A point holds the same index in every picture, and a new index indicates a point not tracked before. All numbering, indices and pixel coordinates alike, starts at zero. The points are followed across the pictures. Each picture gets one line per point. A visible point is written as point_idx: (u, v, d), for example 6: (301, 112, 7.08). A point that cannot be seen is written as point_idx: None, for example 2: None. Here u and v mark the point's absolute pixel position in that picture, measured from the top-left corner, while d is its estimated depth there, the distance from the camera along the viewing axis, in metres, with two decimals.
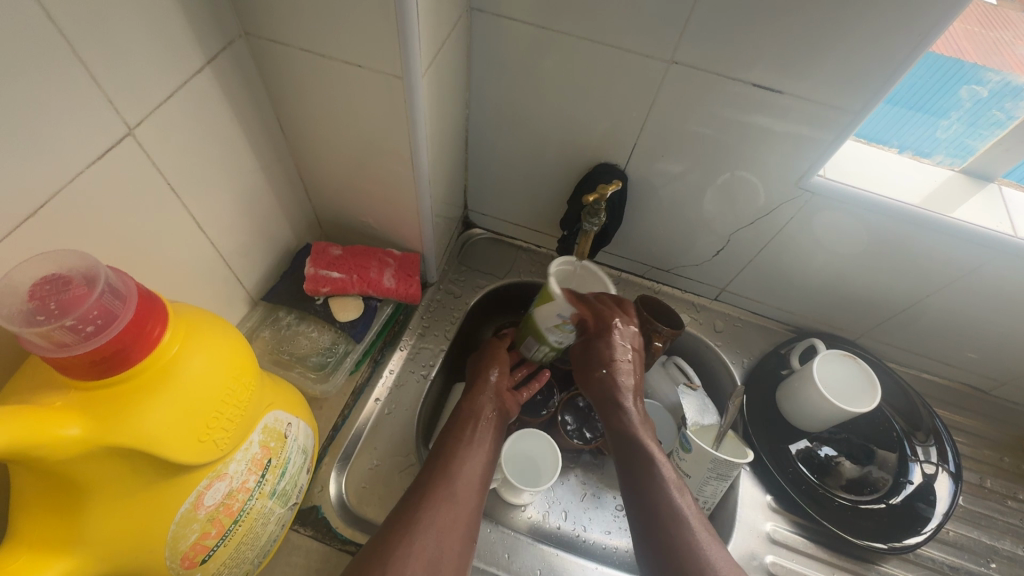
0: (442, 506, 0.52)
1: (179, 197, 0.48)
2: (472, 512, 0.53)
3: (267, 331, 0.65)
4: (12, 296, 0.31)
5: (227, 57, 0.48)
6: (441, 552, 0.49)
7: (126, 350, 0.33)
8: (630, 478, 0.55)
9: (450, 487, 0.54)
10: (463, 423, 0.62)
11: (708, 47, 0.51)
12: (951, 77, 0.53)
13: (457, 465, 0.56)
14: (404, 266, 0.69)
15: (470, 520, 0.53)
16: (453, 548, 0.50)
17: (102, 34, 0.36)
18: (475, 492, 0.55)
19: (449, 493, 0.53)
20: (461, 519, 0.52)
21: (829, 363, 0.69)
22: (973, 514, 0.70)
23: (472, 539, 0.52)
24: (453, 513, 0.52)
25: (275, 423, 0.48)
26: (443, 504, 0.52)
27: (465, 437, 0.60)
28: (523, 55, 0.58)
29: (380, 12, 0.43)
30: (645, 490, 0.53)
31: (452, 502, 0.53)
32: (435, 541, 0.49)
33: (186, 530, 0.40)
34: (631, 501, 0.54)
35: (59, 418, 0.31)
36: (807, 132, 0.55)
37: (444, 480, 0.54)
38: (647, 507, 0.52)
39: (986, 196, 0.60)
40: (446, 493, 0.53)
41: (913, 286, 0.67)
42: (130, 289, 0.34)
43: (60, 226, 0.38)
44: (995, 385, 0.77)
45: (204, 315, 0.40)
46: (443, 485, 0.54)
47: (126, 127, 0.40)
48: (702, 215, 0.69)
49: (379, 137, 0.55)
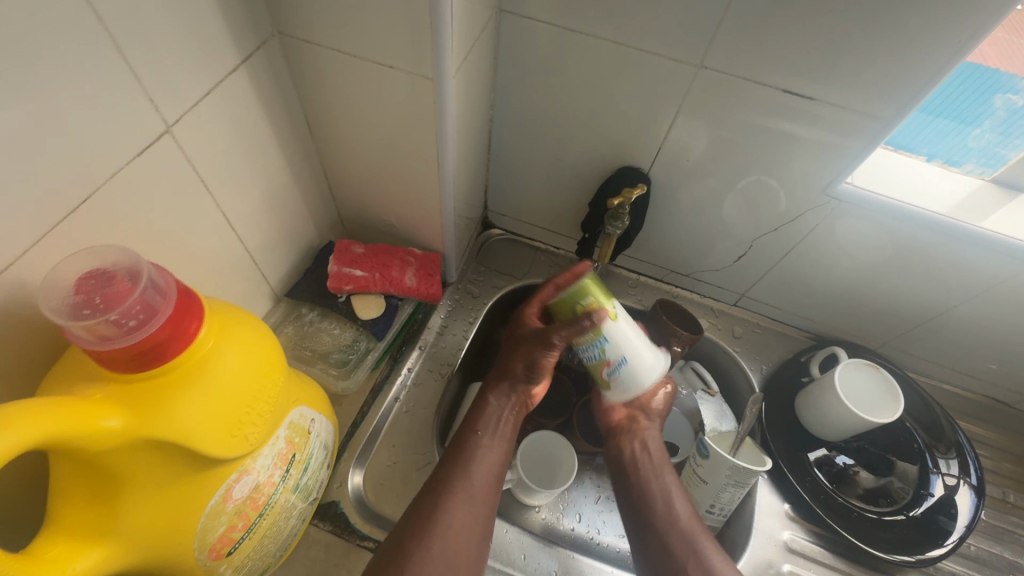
0: (459, 504, 0.52)
1: (210, 192, 0.48)
2: (488, 506, 0.54)
3: (290, 327, 0.66)
4: (58, 289, 0.32)
5: (261, 56, 0.49)
6: (455, 551, 0.49)
7: (164, 345, 0.34)
8: (628, 494, 0.59)
9: (467, 481, 0.54)
10: (475, 417, 0.61)
11: (737, 51, 0.51)
12: (985, 84, 0.52)
13: (474, 458, 0.56)
14: (425, 265, 0.69)
15: (487, 512, 0.53)
16: (470, 544, 0.50)
17: (143, 33, 0.37)
18: (493, 487, 0.55)
19: (466, 491, 0.53)
20: (477, 516, 0.52)
21: (851, 372, 0.68)
22: (994, 529, 0.69)
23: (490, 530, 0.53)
24: (469, 509, 0.52)
25: (300, 419, 0.48)
26: (460, 501, 0.52)
27: (483, 431, 0.59)
28: (548, 58, 0.58)
29: (414, 14, 0.43)
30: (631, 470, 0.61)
31: (469, 500, 0.53)
32: (453, 540, 0.50)
33: (215, 522, 0.41)
34: (627, 516, 0.58)
35: (100, 409, 0.32)
36: (834, 138, 0.54)
37: (461, 477, 0.54)
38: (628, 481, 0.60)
39: (1015, 205, 0.58)
40: (463, 490, 0.53)
41: (938, 296, 0.66)
42: (170, 285, 0.35)
43: (99, 221, 0.39)
44: (1019, 398, 0.76)
45: (236, 310, 0.41)
46: (461, 479, 0.54)
47: (164, 125, 0.41)
48: (723, 219, 0.69)
49: (405, 137, 0.55)
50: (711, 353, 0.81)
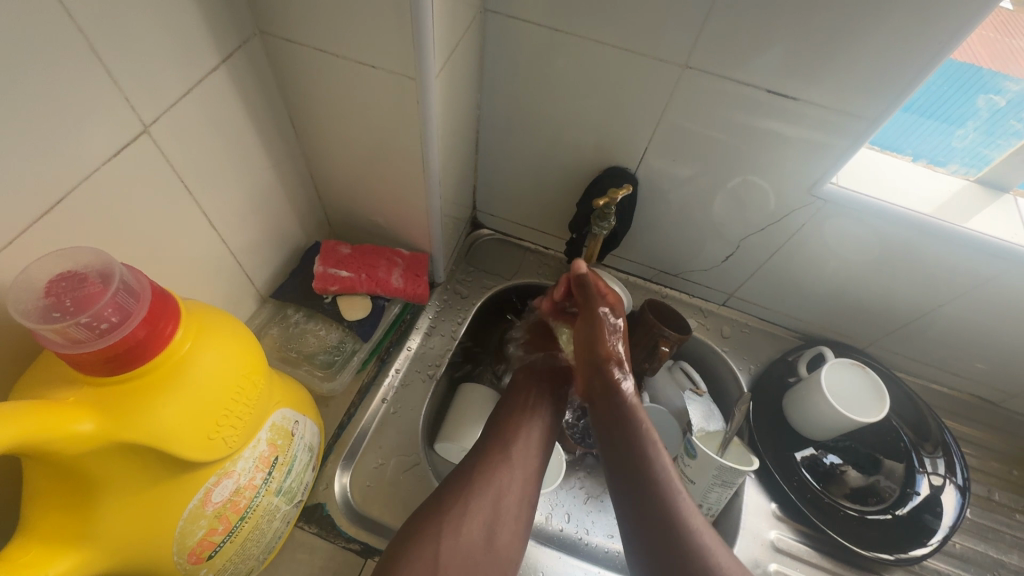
0: (501, 468, 0.56)
1: (192, 193, 0.48)
2: (531, 473, 0.57)
3: (275, 328, 0.65)
4: (28, 292, 0.32)
5: (243, 54, 0.48)
6: (498, 513, 0.54)
7: (138, 347, 0.33)
8: (625, 488, 0.56)
9: (507, 451, 0.58)
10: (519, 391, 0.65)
11: (721, 50, 0.51)
12: (969, 83, 0.53)
13: (516, 429, 0.60)
14: (412, 265, 0.69)
15: (527, 483, 0.57)
16: (512, 507, 0.55)
17: (119, 32, 0.37)
18: (537, 455, 0.59)
19: (505, 457, 0.57)
20: (520, 479, 0.56)
21: (838, 372, 0.68)
22: (979, 527, 0.69)
23: (530, 502, 0.56)
24: (511, 475, 0.56)
25: (282, 422, 0.48)
26: (501, 466, 0.56)
27: (523, 403, 0.63)
28: (534, 58, 0.58)
29: (396, 13, 0.43)
30: (629, 455, 0.57)
31: (511, 465, 0.57)
32: (494, 501, 0.54)
33: (194, 526, 0.41)
34: (624, 510, 0.55)
35: (72, 414, 0.32)
36: (819, 138, 0.55)
37: (502, 443, 0.58)
38: (627, 469, 0.57)
39: (999, 206, 0.59)
40: (503, 457, 0.57)
41: (924, 296, 0.66)
42: (143, 286, 0.35)
43: (74, 223, 0.38)
44: (1005, 397, 0.77)
45: (214, 312, 0.41)
46: (501, 448, 0.58)
47: (142, 125, 0.41)
48: (711, 219, 0.69)
49: (390, 137, 0.55)
50: (700, 353, 0.81)
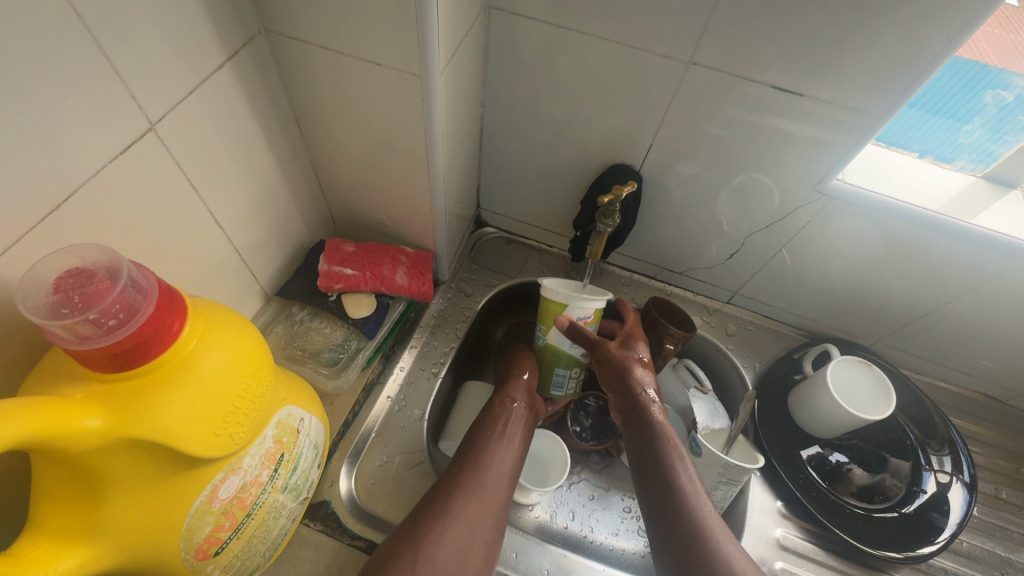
0: (473, 496, 0.52)
1: (197, 190, 0.48)
2: (503, 502, 0.54)
3: (280, 326, 0.65)
4: (38, 288, 0.32)
5: (248, 52, 0.48)
6: (470, 539, 0.50)
7: (146, 343, 0.33)
8: (652, 502, 0.50)
9: (482, 478, 0.54)
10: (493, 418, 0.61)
11: (726, 46, 0.51)
12: (975, 79, 0.52)
13: (489, 455, 0.57)
14: (416, 263, 0.69)
15: (499, 509, 0.53)
16: (483, 537, 0.50)
17: (125, 30, 0.37)
18: (506, 483, 0.55)
19: (478, 483, 0.54)
20: (492, 509, 0.52)
21: (843, 369, 0.68)
22: (987, 525, 0.69)
23: (501, 529, 0.52)
24: (483, 503, 0.52)
25: (288, 419, 0.48)
26: (474, 496, 0.52)
27: (496, 431, 0.59)
28: (538, 56, 0.58)
29: (400, 11, 0.43)
30: (655, 464, 0.52)
31: (483, 491, 0.53)
32: (468, 528, 0.50)
33: (201, 522, 0.41)
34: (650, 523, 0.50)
35: (81, 410, 0.32)
36: (825, 134, 0.54)
37: (476, 470, 0.55)
38: (654, 476, 0.51)
39: (1007, 203, 0.58)
40: (476, 484, 0.53)
41: (930, 293, 0.66)
42: (151, 284, 0.35)
43: (82, 221, 0.38)
44: (1011, 395, 0.76)
45: (221, 310, 0.41)
46: (473, 476, 0.54)
47: (149, 123, 0.41)
48: (715, 217, 0.69)
49: (394, 135, 0.55)
50: (705, 351, 0.81)
